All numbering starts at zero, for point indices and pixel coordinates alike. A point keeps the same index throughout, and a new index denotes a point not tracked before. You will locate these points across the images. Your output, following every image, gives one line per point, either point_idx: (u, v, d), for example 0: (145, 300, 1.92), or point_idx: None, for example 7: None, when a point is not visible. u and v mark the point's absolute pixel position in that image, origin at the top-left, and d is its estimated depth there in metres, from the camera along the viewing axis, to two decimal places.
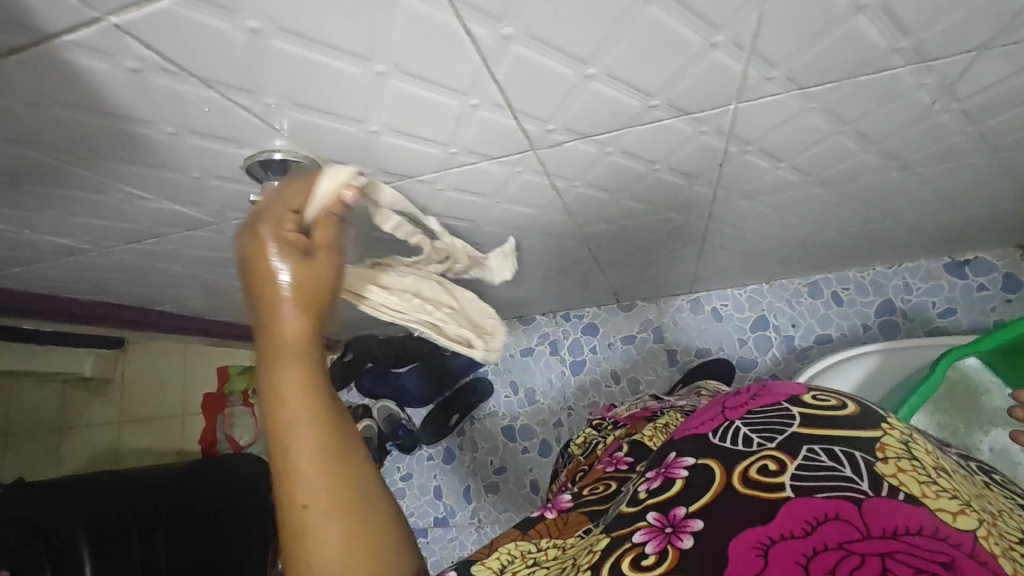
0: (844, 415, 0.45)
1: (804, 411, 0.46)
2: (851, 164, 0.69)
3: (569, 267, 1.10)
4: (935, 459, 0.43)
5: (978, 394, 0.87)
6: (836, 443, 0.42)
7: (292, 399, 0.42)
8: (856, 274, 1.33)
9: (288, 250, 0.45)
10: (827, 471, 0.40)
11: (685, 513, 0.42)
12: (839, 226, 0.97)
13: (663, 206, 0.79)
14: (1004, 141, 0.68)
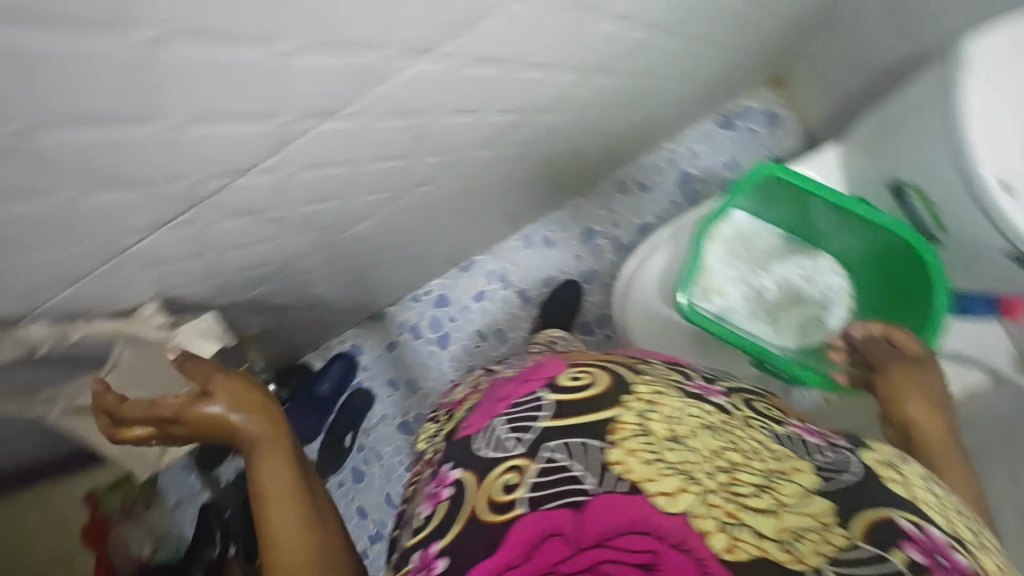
0: (584, 397, 0.49)
1: (556, 398, 0.49)
2: (556, 90, 0.71)
3: (378, 267, 1.06)
4: (674, 419, 0.46)
5: (755, 239, 0.96)
6: (563, 435, 0.46)
7: (268, 476, 0.59)
8: (650, 158, 1.42)
9: (235, 404, 0.61)
10: (559, 475, 0.44)
11: (437, 549, 0.45)
12: (596, 131, 0.99)
13: (408, 187, 0.75)
14: (672, 14, 0.72)
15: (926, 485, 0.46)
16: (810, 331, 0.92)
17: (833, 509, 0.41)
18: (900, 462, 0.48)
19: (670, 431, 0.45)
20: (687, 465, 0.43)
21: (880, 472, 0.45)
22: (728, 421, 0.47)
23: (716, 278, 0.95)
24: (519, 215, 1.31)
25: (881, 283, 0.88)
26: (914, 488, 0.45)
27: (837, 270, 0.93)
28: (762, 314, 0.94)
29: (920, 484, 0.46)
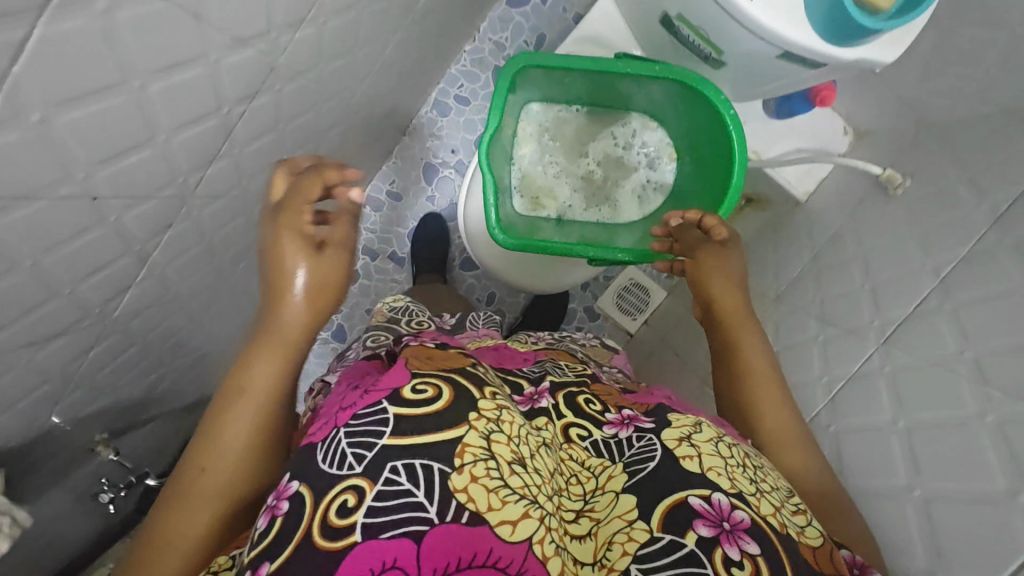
0: (432, 412, 0.48)
1: (397, 412, 0.48)
2: (249, 73, 0.59)
3: (204, 310, 0.95)
4: (517, 440, 0.49)
5: (561, 121, 0.89)
6: (415, 457, 0.45)
7: (253, 389, 0.54)
8: (457, 68, 1.31)
9: (319, 278, 0.57)
10: (399, 496, 0.43)
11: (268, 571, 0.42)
12: (359, 75, 0.88)
13: (150, 242, 0.65)
14: None
15: (714, 444, 0.53)
16: (644, 200, 0.90)
17: (636, 505, 0.48)
18: (695, 430, 0.55)
19: (513, 454, 0.48)
20: (529, 491, 0.45)
21: (676, 452, 0.52)
22: (553, 443, 0.54)
23: (536, 174, 0.90)
24: None
25: (688, 127, 0.83)
26: (705, 454, 0.51)
27: (649, 125, 0.88)
28: (593, 201, 0.90)
29: (710, 444, 0.53)
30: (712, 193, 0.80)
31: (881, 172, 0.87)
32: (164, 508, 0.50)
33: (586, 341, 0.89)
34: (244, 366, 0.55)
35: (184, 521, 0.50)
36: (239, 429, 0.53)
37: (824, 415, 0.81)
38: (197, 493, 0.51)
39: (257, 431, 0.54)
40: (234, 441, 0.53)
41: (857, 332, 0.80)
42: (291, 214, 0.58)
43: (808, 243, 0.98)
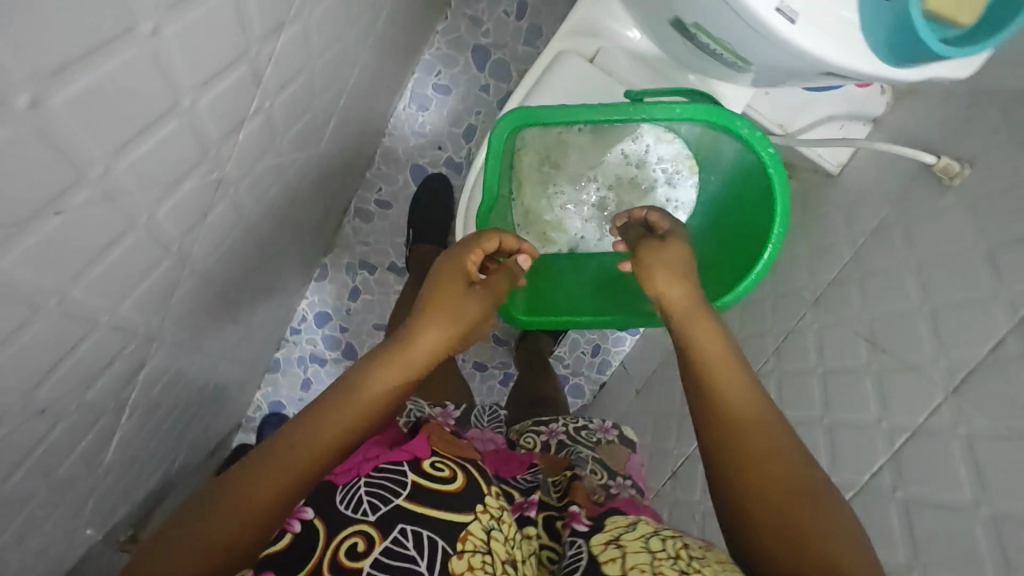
0: (445, 491, 0.55)
1: (416, 482, 0.55)
2: (176, 194, 0.50)
3: (199, 384, 0.90)
4: (511, 542, 0.56)
5: (563, 147, 0.83)
6: (423, 526, 0.52)
7: (378, 381, 0.57)
8: (432, 52, 1.16)
9: (475, 311, 0.63)
10: (404, 559, 0.50)
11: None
12: (322, 115, 0.77)
13: (119, 362, 0.60)
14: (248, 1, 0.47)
15: (643, 541, 0.52)
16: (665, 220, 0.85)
17: None
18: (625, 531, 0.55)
19: (507, 554, 0.55)
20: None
21: (600, 558, 0.52)
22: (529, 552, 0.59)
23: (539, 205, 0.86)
24: (328, 206, 1.10)
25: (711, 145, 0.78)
26: (630, 553, 0.51)
27: (664, 139, 0.82)
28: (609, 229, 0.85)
29: (637, 541, 0.52)
30: (737, 226, 0.76)
31: (936, 161, 0.74)
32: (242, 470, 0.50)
33: (603, 438, 0.81)
34: (367, 362, 0.59)
35: (251, 485, 0.49)
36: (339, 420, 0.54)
37: (889, 476, 0.65)
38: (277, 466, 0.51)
39: (362, 418, 0.56)
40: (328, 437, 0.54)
41: (919, 370, 0.66)
42: (467, 247, 0.67)
43: (848, 233, 0.87)
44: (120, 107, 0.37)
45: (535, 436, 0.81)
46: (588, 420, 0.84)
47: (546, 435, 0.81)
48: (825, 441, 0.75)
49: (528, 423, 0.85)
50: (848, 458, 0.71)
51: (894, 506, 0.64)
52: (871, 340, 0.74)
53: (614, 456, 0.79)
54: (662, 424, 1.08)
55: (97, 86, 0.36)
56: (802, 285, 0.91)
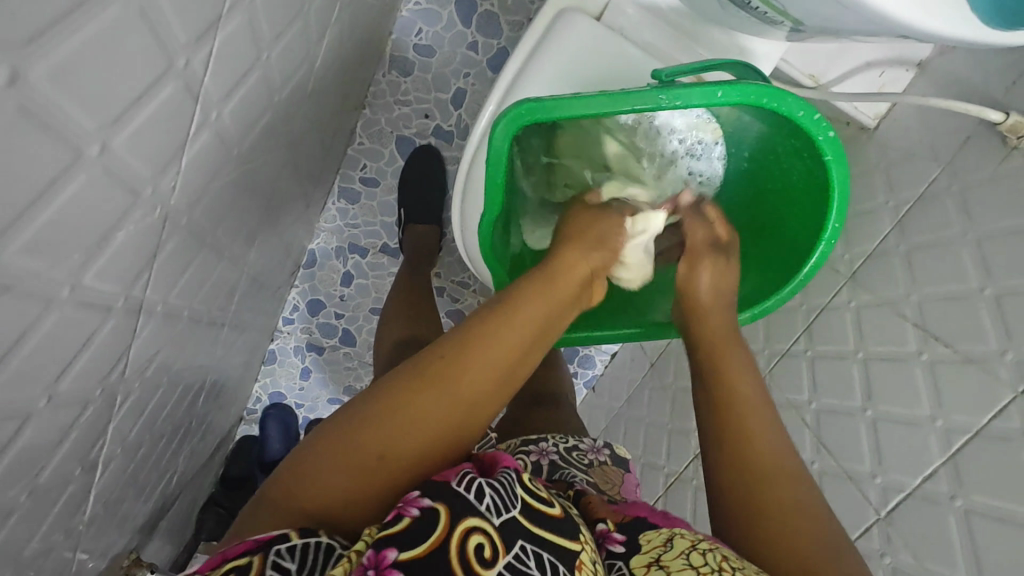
0: (550, 515, 0.45)
1: (525, 499, 0.44)
2: (132, 251, 0.40)
3: (191, 406, 0.82)
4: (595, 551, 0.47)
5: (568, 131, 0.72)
6: (544, 547, 0.42)
7: (468, 369, 0.49)
8: (409, 8, 1.02)
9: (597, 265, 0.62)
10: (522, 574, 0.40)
11: (395, 558, 0.37)
12: (294, 107, 0.66)
13: (104, 438, 0.52)
14: (220, 10, 0.37)
15: (685, 557, 0.46)
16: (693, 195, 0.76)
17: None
18: (664, 549, 0.48)
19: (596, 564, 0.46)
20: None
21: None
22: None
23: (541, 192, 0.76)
24: (312, 194, 1.00)
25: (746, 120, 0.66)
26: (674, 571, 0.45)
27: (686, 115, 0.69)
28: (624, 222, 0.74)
29: (679, 559, 0.46)
30: (782, 220, 0.69)
31: (1003, 119, 0.64)
32: (380, 400, 0.47)
33: (595, 460, 0.75)
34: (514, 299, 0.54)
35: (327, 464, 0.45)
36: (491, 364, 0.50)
37: (945, 482, 0.59)
38: (423, 409, 0.46)
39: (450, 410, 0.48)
40: (477, 377, 0.49)
41: (981, 363, 0.59)
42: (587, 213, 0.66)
43: (890, 199, 0.78)
44: (50, 186, 0.28)
45: (525, 457, 0.72)
46: (579, 440, 0.78)
47: (536, 454, 0.73)
48: (867, 433, 0.68)
49: (515, 443, 0.76)
50: (896, 455, 0.64)
51: (953, 517, 0.57)
52: (920, 324, 0.67)
53: (608, 478, 0.73)
54: (679, 402, 1.03)
55: (39, 182, 0.27)
56: (834, 255, 0.83)
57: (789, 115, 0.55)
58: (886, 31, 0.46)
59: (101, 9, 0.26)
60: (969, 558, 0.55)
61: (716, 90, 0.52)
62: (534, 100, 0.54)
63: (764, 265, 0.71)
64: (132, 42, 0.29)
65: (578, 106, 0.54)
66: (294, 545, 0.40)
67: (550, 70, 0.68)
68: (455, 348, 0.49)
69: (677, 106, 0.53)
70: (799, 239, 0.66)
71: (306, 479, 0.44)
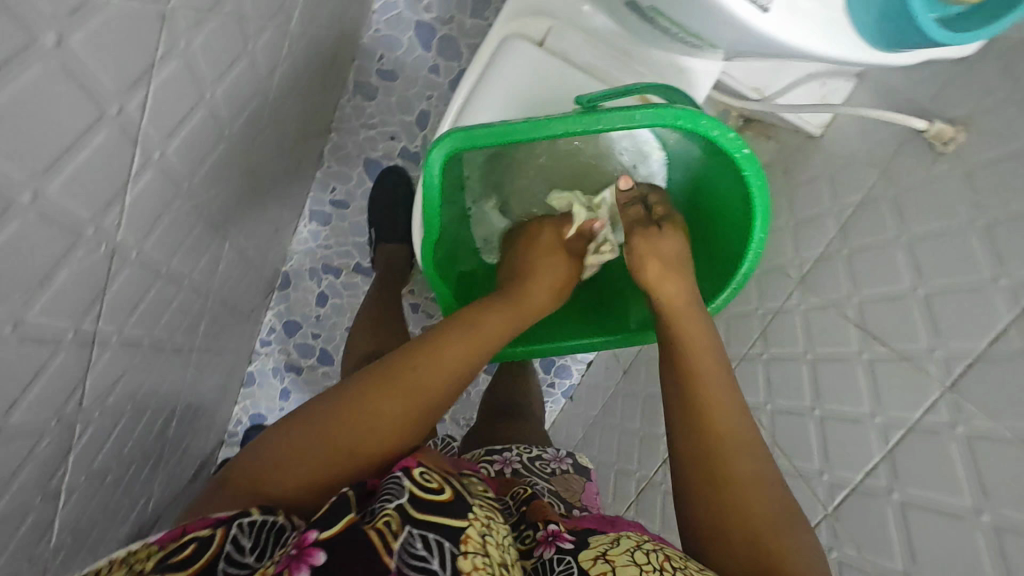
0: (435, 500, 0.48)
1: (413, 490, 0.47)
2: (80, 287, 0.42)
3: (164, 431, 0.84)
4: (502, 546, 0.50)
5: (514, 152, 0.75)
6: (430, 529, 0.45)
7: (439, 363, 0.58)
8: (371, 35, 1.06)
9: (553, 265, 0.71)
10: (417, 563, 0.42)
11: (315, 537, 0.42)
12: (252, 137, 0.69)
13: (67, 466, 0.53)
14: (153, 59, 0.39)
15: (630, 554, 0.49)
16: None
17: None
18: (612, 545, 0.51)
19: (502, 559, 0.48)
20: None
21: (592, 572, 0.48)
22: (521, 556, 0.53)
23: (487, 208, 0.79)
24: (280, 218, 1.02)
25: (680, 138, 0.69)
26: (620, 566, 0.48)
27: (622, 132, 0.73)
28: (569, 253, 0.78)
29: (624, 554, 0.49)
30: (713, 234, 0.72)
31: (927, 127, 0.68)
32: (353, 391, 0.54)
33: (558, 468, 0.78)
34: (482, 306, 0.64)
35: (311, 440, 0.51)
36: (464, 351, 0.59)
37: (884, 476, 0.61)
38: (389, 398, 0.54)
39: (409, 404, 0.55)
40: (449, 364, 0.57)
41: (915, 360, 0.61)
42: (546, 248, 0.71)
43: (834, 204, 0.81)
44: None
45: (489, 465, 0.75)
46: (542, 450, 0.81)
47: (500, 463, 0.75)
48: (815, 431, 0.70)
49: (481, 452, 0.79)
50: (842, 452, 0.66)
51: (891, 509, 0.59)
52: (861, 324, 0.69)
53: (569, 486, 0.75)
54: (649, 407, 1.05)
55: None
56: (786, 260, 0.86)
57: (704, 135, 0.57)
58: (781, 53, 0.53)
59: (23, 71, 0.28)
60: (905, 547, 0.57)
61: (634, 115, 0.55)
62: (465, 128, 0.57)
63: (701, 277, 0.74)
64: (59, 96, 0.32)
65: (504, 134, 0.57)
66: (253, 520, 0.44)
67: (497, 90, 0.71)
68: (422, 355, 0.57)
69: (600, 128, 0.56)
70: (731, 251, 0.69)
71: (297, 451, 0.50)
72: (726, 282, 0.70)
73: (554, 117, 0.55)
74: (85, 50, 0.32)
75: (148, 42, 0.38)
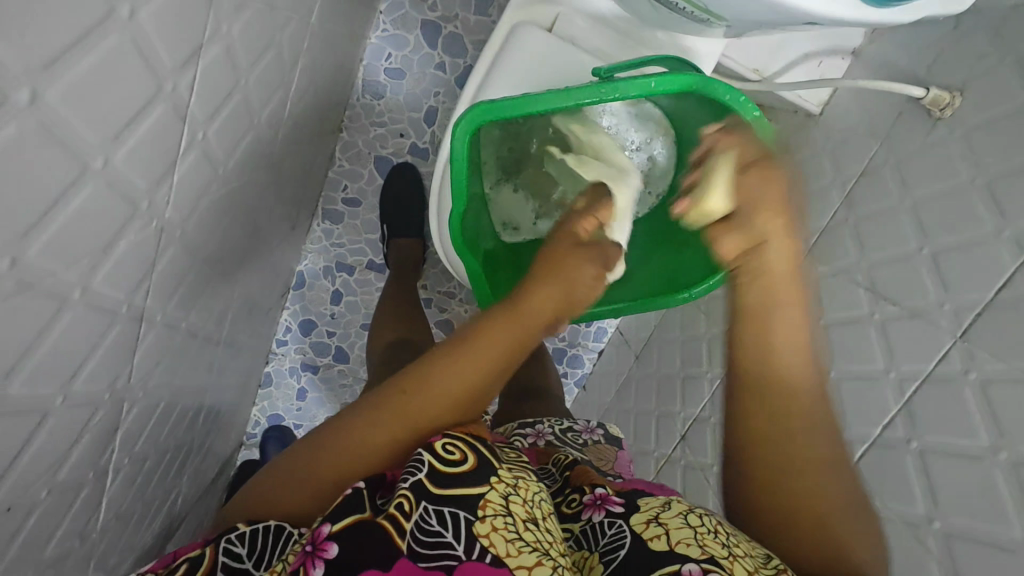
0: (457, 472, 0.50)
1: (433, 464, 0.50)
2: (134, 260, 0.45)
3: (193, 423, 0.85)
4: (530, 504, 0.51)
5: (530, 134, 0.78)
6: (444, 504, 0.47)
7: (427, 380, 0.57)
8: (379, 34, 1.09)
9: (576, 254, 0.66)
10: (431, 537, 0.45)
11: (329, 531, 0.43)
12: (276, 129, 0.71)
13: (114, 445, 0.55)
14: (203, 39, 0.42)
15: (682, 517, 0.50)
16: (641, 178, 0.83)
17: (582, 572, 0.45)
18: (662, 509, 0.51)
19: (529, 515, 0.50)
20: (540, 544, 0.47)
21: (644, 535, 0.49)
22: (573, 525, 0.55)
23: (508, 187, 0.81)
24: (297, 215, 1.04)
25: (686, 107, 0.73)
26: (673, 528, 0.48)
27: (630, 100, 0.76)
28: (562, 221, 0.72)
29: (677, 518, 0.50)
30: None
31: (924, 94, 0.71)
32: (352, 416, 0.56)
33: (589, 439, 0.79)
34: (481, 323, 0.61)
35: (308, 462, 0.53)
36: (455, 379, 0.57)
37: (902, 426, 0.62)
38: (375, 422, 0.55)
39: (395, 421, 0.55)
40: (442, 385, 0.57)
41: (924, 316, 0.64)
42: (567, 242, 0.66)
43: (837, 176, 0.84)
44: (63, 194, 0.33)
45: (523, 439, 0.76)
46: (573, 423, 0.82)
47: (534, 436, 0.77)
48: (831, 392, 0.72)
49: (514, 427, 0.81)
50: (859, 409, 0.67)
51: (910, 458, 0.60)
52: (870, 286, 0.72)
53: (602, 455, 0.77)
54: (665, 386, 1.07)
55: (56, 190, 0.32)
56: (793, 234, 0.88)
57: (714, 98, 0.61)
58: (795, 20, 0.56)
59: (104, 39, 0.31)
60: (926, 493, 0.58)
61: (649, 81, 0.58)
62: (487, 101, 0.60)
63: (715, 240, 0.75)
64: (129, 68, 0.34)
65: (524, 105, 0.59)
66: (243, 532, 0.48)
67: (512, 72, 0.74)
68: (411, 382, 0.57)
69: (615, 98, 0.59)
70: (743, 212, 0.71)
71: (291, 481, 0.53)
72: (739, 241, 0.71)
73: (572, 88, 0.58)
74: (151, 26, 0.35)
75: (199, 23, 0.41)
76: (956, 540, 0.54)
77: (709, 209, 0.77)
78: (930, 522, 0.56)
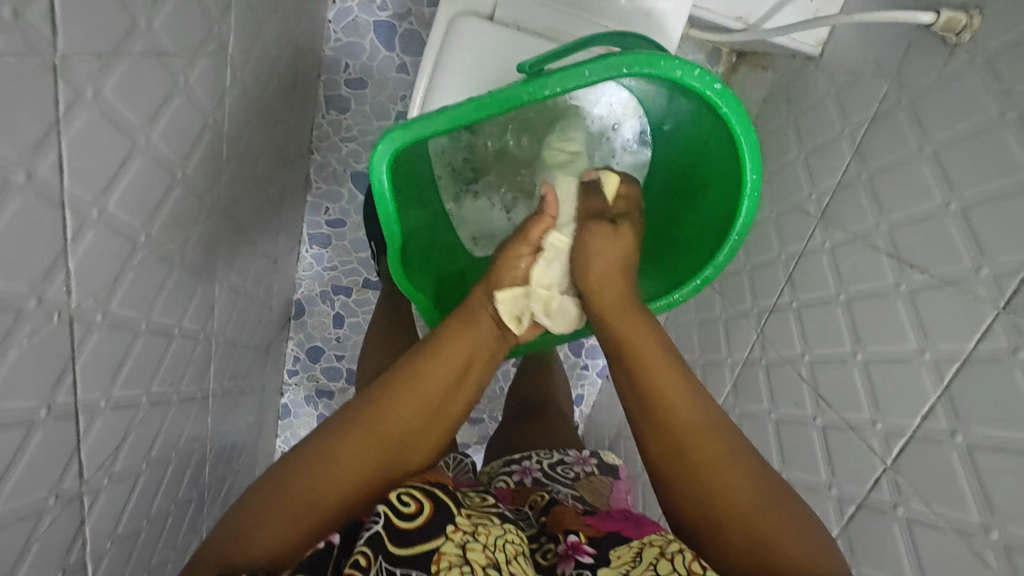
0: (412, 527, 0.47)
1: (389, 515, 0.46)
2: (39, 363, 0.41)
3: (198, 479, 0.84)
4: (492, 548, 0.48)
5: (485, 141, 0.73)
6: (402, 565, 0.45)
7: (398, 405, 0.54)
8: (333, 44, 1.04)
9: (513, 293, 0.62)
10: None
11: None
12: (217, 172, 0.67)
13: (80, 538, 0.53)
14: (58, 111, 0.37)
15: (653, 569, 0.47)
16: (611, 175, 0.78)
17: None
18: (633, 562, 0.49)
19: (489, 561, 0.46)
20: None
21: None
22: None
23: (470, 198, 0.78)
24: (276, 246, 1.00)
25: (652, 92, 0.66)
26: None
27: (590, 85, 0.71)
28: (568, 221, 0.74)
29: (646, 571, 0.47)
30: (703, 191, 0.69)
31: (935, 19, 0.61)
32: (313, 450, 0.51)
33: (582, 472, 0.79)
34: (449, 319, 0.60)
35: (273, 508, 0.49)
36: (426, 392, 0.55)
37: (944, 417, 0.53)
38: (362, 449, 0.52)
39: (365, 442, 0.52)
40: (415, 401, 0.55)
41: (958, 284, 0.54)
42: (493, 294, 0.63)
43: (844, 126, 0.74)
44: None
45: (508, 477, 0.78)
46: (564, 454, 0.82)
47: (519, 474, 0.78)
48: (859, 377, 0.63)
49: (500, 464, 0.82)
50: (892, 396, 0.59)
51: (956, 454, 0.52)
52: (893, 251, 0.62)
53: (595, 489, 0.76)
54: None
55: None
56: (803, 197, 0.79)
57: (664, 74, 0.55)
58: None
59: None
60: (979, 497, 0.49)
61: (582, 71, 0.52)
62: (406, 122, 0.55)
63: (690, 241, 0.71)
64: None
65: (448, 120, 0.54)
66: None
67: (453, 73, 0.67)
68: (369, 408, 0.54)
69: (549, 94, 0.53)
70: (722, 205, 0.65)
71: (254, 532, 0.48)
72: (720, 234, 0.66)
73: (497, 93, 0.52)
74: None
75: (47, 98, 0.36)
76: (1018, 553, 0.46)
77: (680, 203, 0.72)
78: (986, 530, 0.48)
